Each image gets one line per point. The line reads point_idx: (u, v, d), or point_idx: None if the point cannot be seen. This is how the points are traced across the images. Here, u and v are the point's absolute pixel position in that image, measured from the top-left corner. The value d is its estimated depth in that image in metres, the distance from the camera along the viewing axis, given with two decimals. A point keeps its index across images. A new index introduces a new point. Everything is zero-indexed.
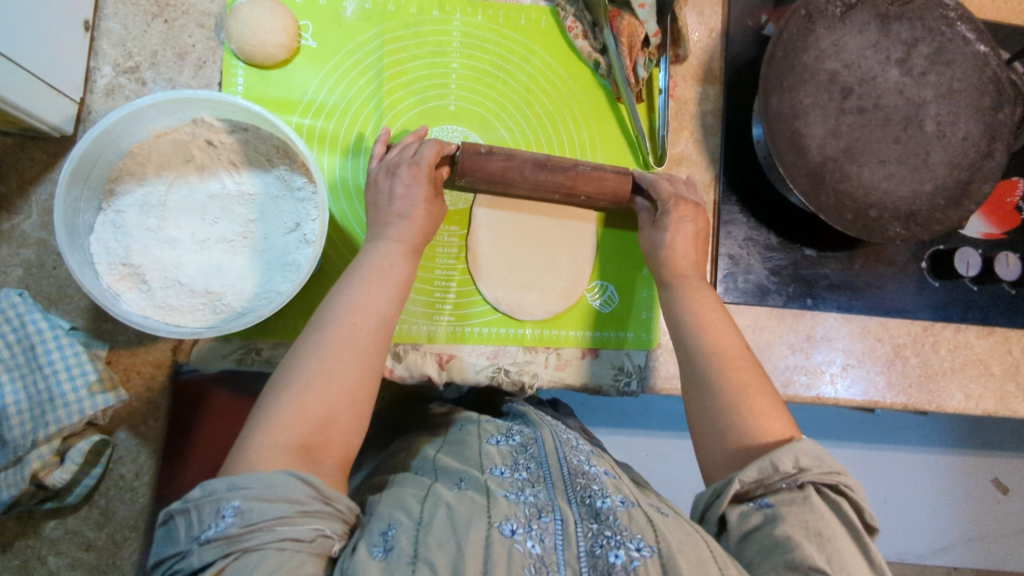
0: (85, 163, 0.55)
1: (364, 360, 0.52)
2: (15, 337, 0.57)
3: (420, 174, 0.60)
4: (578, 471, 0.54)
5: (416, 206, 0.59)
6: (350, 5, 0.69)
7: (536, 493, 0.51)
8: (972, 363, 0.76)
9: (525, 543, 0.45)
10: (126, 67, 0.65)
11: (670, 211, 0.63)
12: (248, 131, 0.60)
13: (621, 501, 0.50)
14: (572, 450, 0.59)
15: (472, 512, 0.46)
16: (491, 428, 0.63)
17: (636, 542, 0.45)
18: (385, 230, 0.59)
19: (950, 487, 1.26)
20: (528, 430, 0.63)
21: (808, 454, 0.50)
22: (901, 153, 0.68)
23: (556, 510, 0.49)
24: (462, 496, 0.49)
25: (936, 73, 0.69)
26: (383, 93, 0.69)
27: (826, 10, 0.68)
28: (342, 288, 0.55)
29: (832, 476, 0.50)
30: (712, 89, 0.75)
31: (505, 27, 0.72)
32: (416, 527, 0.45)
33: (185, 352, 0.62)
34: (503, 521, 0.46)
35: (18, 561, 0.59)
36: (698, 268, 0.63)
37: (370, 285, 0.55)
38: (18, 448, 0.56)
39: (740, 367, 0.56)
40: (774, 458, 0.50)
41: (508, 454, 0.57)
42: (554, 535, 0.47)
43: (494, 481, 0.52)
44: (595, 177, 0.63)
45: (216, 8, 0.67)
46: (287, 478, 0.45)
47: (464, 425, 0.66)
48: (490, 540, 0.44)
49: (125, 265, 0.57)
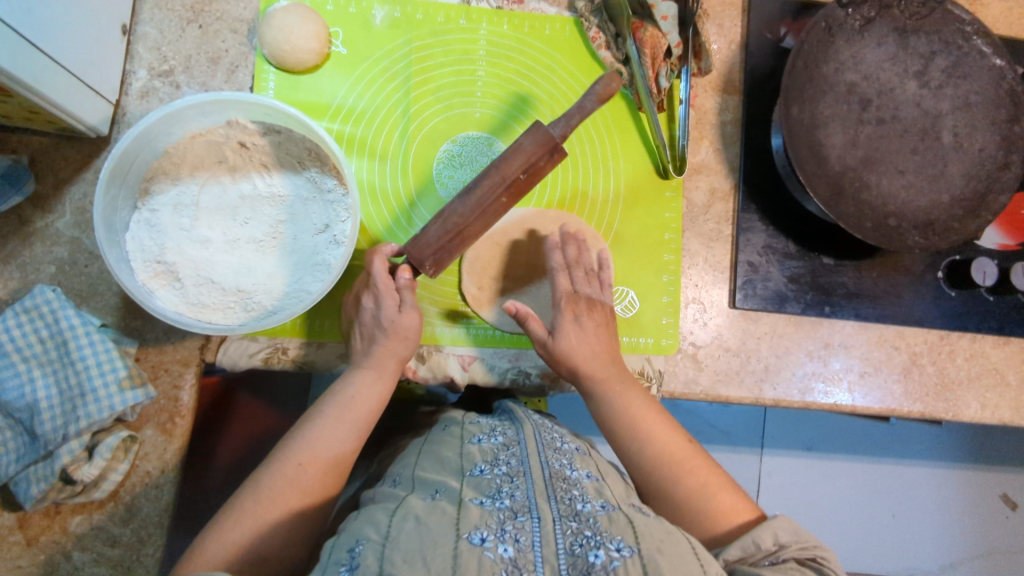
0: (123, 163, 0.57)
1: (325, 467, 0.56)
2: (49, 333, 0.58)
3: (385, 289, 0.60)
4: (558, 475, 0.53)
5: (391, 326, 0.60)
6: (379, 13, 0.70)
7: (513, 492, 0.50)
8: (988, 373, 0.77)
9: (496, 550, 0.44)
10: (161, 71, 0.66)
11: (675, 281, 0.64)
12: (280, 134, 0.61)
13: (602, 505, 0.50)
14: (554, 453, 0.58)
15: (441, 524, 0.46)
16: (474, 428, 0.62)
17: (616, 542, 0.45)
18: (362, 361, 0.60)
19: (958, 503, 1.25)
20: (513, 431, 0.62)
21: (784, 531, 0.54)
22: (919, 163, 0.70)
23: (533, 510, 0.48)
24: (433, 507, 0.48)
25: (952, 85, 0.71)
26: (411, 99, 0.70)
27: (845, 23, 0.70)
28: (315, 412, 0.58)
29: (809, 550, 0.53)
30: (731, 99, 0.76)
31: (530, 37, 0.73)
32: (382, 543, 0.45)
33: (213, 350, 0.64)
34: (472, 531, 0.45)
35: (44, 556, 0.58)
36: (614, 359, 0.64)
37: (338, 416, 0.58)
38: (49, 443, 0.57)
39: (690, 460, 0.61)
40: (756, 537, 0.53)
41: (490, 451, 0.57)
42: (530, 534, 0.46)
43: (471, 487, 0.51)
44: (516, 154, 0.57)
45: (249, 15, 0.68)
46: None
47: (449, 424, 0.65)
48: (458, 550, 0.43)
49: (160, 263, 0.58)
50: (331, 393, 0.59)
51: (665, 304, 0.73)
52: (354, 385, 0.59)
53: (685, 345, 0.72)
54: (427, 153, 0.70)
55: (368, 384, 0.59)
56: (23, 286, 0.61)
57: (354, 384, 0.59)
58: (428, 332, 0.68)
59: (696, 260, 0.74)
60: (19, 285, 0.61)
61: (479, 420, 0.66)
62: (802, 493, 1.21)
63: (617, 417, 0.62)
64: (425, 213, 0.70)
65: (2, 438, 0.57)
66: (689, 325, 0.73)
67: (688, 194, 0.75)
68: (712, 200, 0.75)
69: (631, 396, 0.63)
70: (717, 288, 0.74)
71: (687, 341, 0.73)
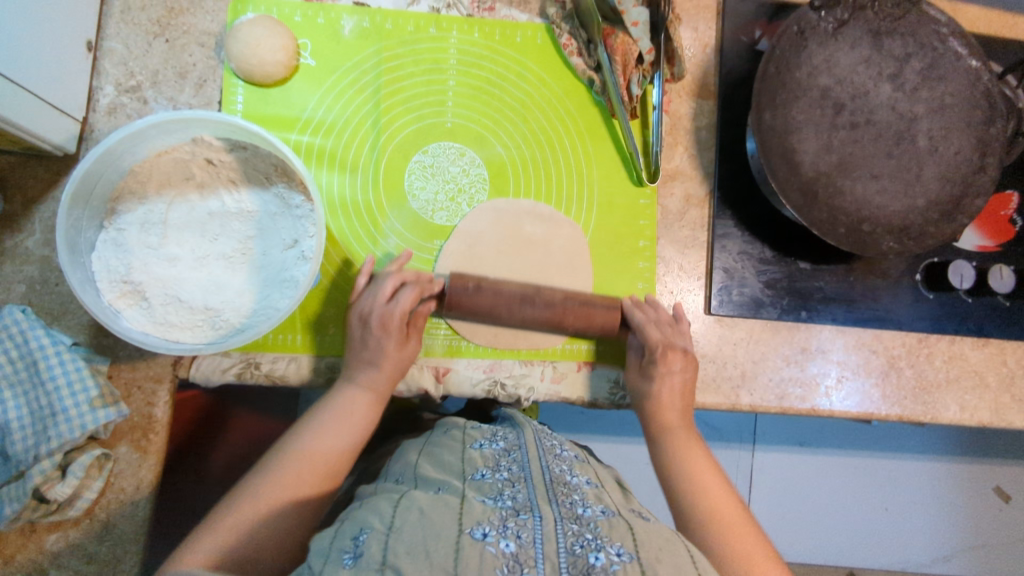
0: (86, 183, 0.56)
1: (307, 483, 0.55)
2: (19, 353, 0.58)
3: (392, 322, 0.62)
4: (559, 480, 0.54)
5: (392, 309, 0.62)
6: (348, 24, 0.70)
7: (515, 495, 0.50)
8: (967, 375, 0.77)
9: (497, 544, 0.44)
10: (128, 86, 0.66)
11: (658, 362, 0.65)
12: (246, 150, 0.61)
13: (602, 510, 0.51)
14: (555, 459, 0.59)
15: (444, 517, 0.46)
16: (475, 433, 0.63)
17: (616, 547, 0.45)
18: (353, 375, 0.61)
19: (950, 496, 1.25)
20: (512, 435, 0.63)
21: None
22: (893, 167, 0.69)
23: (535, 509, 0.48)
24: (436, 500, 0.48)
25: (928, 87, 0.70)
26: (381, 110, 0.70)
27: (818, 27, 0.69)
28: (305, 424, 0.59)
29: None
30: (706, 104, 0.76)
31: (501, 45, 0.73)
32: (387, 532, 0.44)
33: (186, 367, 0.64)
34: (475, 526, 0.45)
35: (21, 573, 0.59)
36: (683, 416, 0.66)
37: (330, 425, 0.59)
38: (21, 462, 0.57)
39: (741, 532, 0.58)
40: None
41: (492, 457, 0.57)
42: (532, 531, 0.45)
43: (473, 487, 0.51)
44: (584, 313, 0.66)
45: (216, 28, 0.68)
46: (211, 570, 0.42)
47: (449, 429, 0.65)
48: (461, 543, 0.43)
49: (126, 282, 0.58)
50: (320, 407, 0.60)
51: None
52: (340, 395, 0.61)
53: None
54: (397, 163, 0.70)
55: (338, 426, 0.58)
56: None
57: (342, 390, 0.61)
58: None
59: (671, 266, 0.74)
60: None
61: (480, 427, 0.66)
62: (792, 489, 1.21)
63: (676, 474, 0.62)
64: (397, 224, 0.69)
65: None
66: None
67: (662, 201, 0.74)
68: (687, 205, 0.74)
69: (694, 459, 0.63)
70: (692, 295, 0.74)
71: None
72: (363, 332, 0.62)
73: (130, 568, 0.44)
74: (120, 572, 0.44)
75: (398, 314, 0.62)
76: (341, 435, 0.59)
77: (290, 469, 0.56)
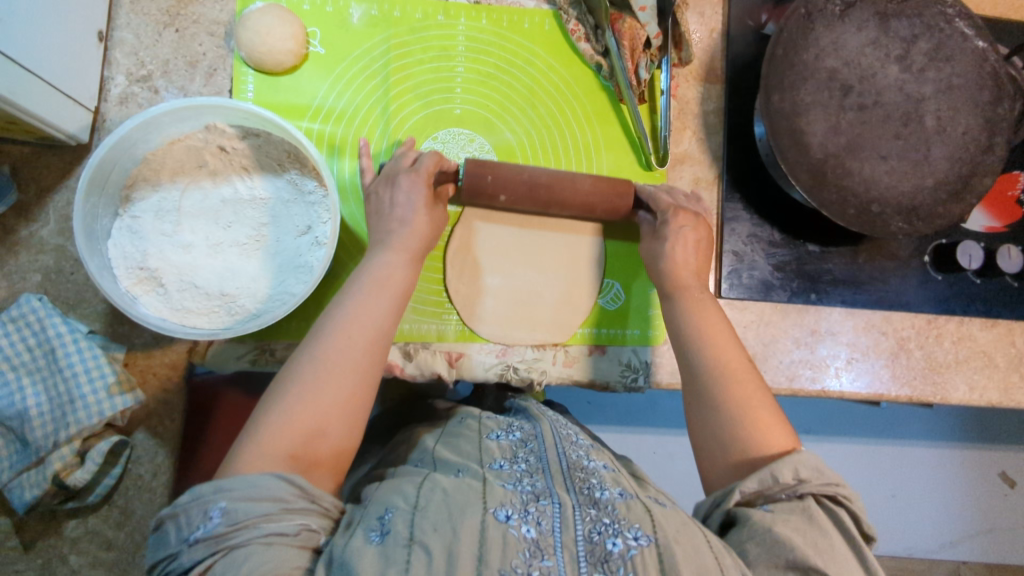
0: (102, 171, 0.57)
1: (350, 376, 0.53)
2: (36, 341, 0.59)
3: (419, 181, 0.62)
4: (577, 466, 0.54)
5: (416, 212, 0.61)
6: (356, 12, 0.70)
7: (533, 482, 0.50)
8: (975, 355, 0.77)
9: (519, 528, 0.44)
10: (139, 76, 0.66)
11: (669, 220, 0.64)
12: (260, 137, 0.61)
13: (619, 493, 0.50)
14: (572, 446, 0.58)
15: (468, 497, 0.46)
16: (491, 423, 0.62)
17: (633, 530, 0.45)
18: (385, 239, 0.60)
19: (957, 481, 1.25)
20: (528, 426, 0.62)
21: (807, 465, 0.51)
22: (901, 148, 0.69)
23: (554, 495, 0.48)
24: (459, 483, 0.49)
25: (935, 69, 0.70)
26: (390, 97, 0.70)
27: (825, 9, 0.69)
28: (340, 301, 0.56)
29: (831, 488, 0.51)
30: (714, 88, 0.76)
31: (509, 31, 0.73)
32: (412, 511, 0.45)
33: (201, 353, 0.63)
34: (498, 507, 0.46)
35: (41, 559, 0.60)
36: (699, 277, 0.63)
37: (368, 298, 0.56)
38: (41, 449, 0.58)
39: (743, 379, 0.57)
40: (775, 470, 0.51)
41: (509, 449, 0.57)
42: (551, 517, 0.46)
43: (491, 473, 0.51)
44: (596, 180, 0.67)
45: (225, 17, 0.68)
46: (282, 481, 0.46)
47: (464, 419, 0.65)
48: (484, 524, 0.44)
49: (143, 269, 0.58)
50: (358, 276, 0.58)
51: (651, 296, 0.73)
52: (351, 303, 0.55)
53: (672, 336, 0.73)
54: None
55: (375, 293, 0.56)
56: (10, 294, 0.62)
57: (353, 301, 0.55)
58: (414, 330, 0.68)
59: None
60: (5, 293, 0.62)
61: (495, 415, 0.66)
62: None
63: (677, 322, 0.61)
64: None
65: None
66: None
67: (672, 185, 0.75)
68: (696, 189, 0.75)
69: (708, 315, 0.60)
70: None
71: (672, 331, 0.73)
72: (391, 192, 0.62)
73: (183, 499, 0.46)
74: (173, 501, 0.45)
75: (421, 226, 0.61)
76: (386, 312, 0.56)
77: (304, 388, 0.51)
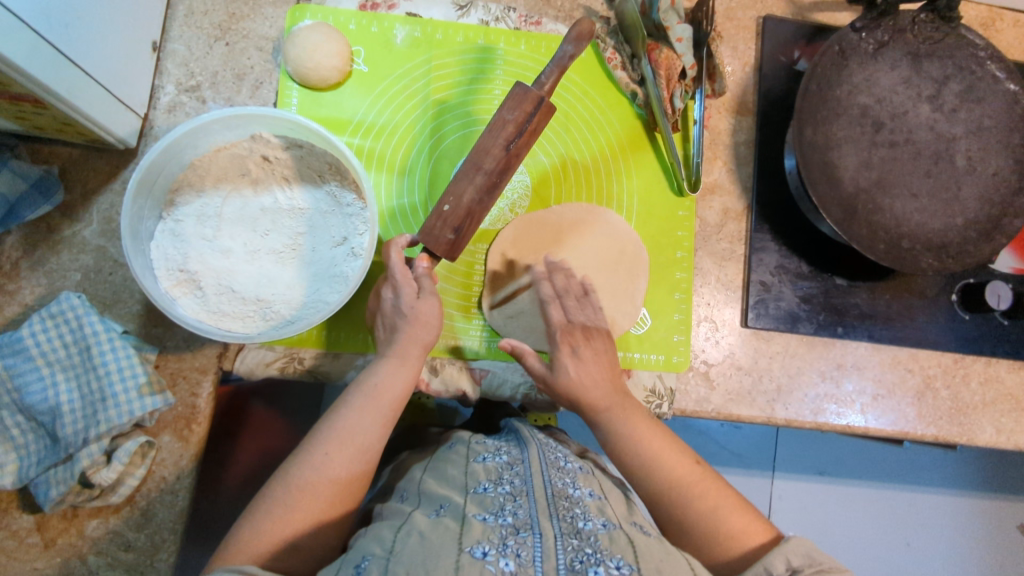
0: (150, 175, 0.58)
1: (337, 494, 0.53)
2: (73, 338, 0.60)
3: (404, 278, 0.59)
4: (561, 493, 0.50)
5: (417, 307, 0.59)
6: (400, 33, 0.72)
7: (517, 510, 0.47)
8: (1003, 398, 0.76)
9: (497, 564, 0.41)
10: (188, 86, 0.68)
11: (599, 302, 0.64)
12: (303, 148, 0.63)
13: (603, 523, 0.48)
14: (558, 472, 0.55)
15: (443, 540, 0.43)
16: (479, 447, 0.60)
17: (615, 560, 0.43)
18: (387, 348, 0.60)
19: (977, 535, 1.22)
20: (516, 449, 0.59)
21: (797, 554, 0.50)
22: (932, 186, 0.70)
23: (535, 526, 0.45)
24: (436, 524, 0.45)
25: (966, 109, 0.71)
26: (429, 116, 0.72)
27: (859, 47, 0.71)
28: (337, 409, 0.57)
29: (825, 574, 0.49)
30: (745, 120, 0.77)
31: (547, 57, 0.75)
32: (387, 557, 0.42)
33: (230, 359, 0.65)
34: (474, 545, 0.43)
35: (60, 559, 0.59)
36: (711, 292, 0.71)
37: (359, 408, 0.56)
38: (70, 446, 0.58)
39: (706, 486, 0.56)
40: (766, 563, 0.49)
41: (495, 470, 0.54)
42: (531, 549, 0.43)
43: (474, 502, 0.49)
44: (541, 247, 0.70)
45: (274, 33, 0.70)
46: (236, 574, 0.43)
47: (454, 443, 0.62)
48: (459, 564, 0.41)
49: (183, 271, 0.59)
50: (360, 386, 0.58)
51: (677, 321, 0.73)
52: (344, 417, 0.56)
53: (697, 363, 0.73)
54: (443, 169, 0.72)
55: (362, 409, 0.56)
56: (50, 292, 0.63)
57: (346, 417, 0.56)
58: (442, 345, 0.69)
59: (708, 279, 0.75)
60: (45, 291, 0.63)
61: (487, 440, 0.63)
62: (815, 515, 1.17)
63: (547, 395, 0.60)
64: None
65: (23, 440, 0.58)
66: (701, 343, 0.73)
67: (701, 213, 0.75)
68: (725, 219, 0.75)
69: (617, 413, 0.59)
70: (729, 307, 0.74)
71: (699, 359, 0.73)
72: (395, 301, 0.60)
73: None
74: None
75: (419, 329, 0.59)
76: (380, 429, 0.56)
77: (285, 499, 0.51)
